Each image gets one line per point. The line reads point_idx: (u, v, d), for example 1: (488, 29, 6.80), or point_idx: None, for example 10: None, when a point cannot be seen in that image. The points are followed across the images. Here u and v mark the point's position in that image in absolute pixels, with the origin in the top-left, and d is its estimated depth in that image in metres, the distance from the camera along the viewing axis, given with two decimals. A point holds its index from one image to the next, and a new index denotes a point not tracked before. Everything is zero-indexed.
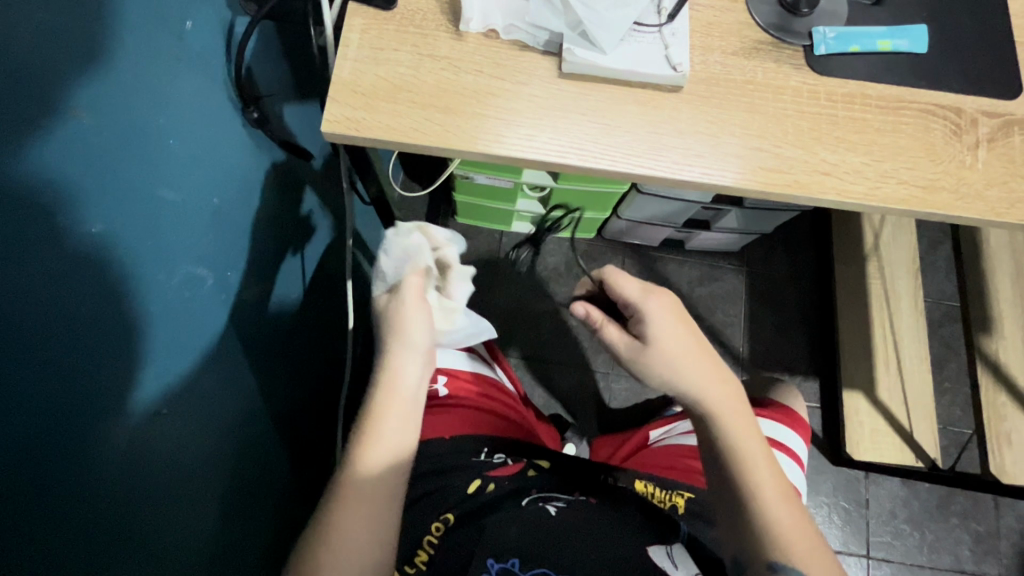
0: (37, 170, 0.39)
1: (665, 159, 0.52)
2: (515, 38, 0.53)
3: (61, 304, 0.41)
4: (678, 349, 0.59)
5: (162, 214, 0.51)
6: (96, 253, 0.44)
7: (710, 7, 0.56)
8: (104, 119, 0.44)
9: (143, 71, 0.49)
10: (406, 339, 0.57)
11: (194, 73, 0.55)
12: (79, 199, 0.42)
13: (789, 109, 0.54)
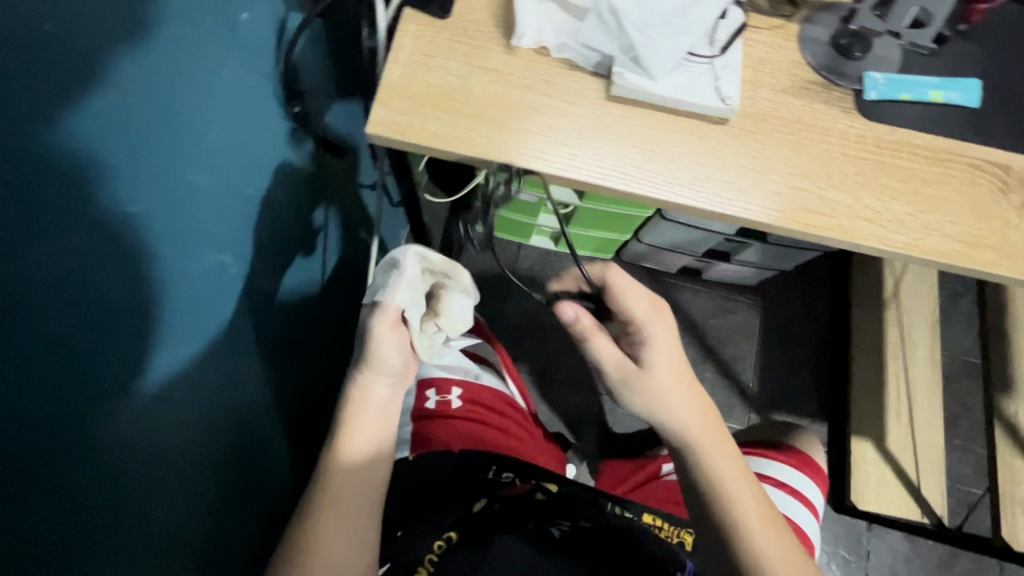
0: (74, 140, 0.39)
1: (706, 191, 0.51)
2: (566, 57, 0.53)
3: (84, 279, 0.41)
4: (667, 385, 0.60)
5: (189, 197, 0.50)
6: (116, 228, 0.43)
7: (762, 42, 0.56)
8: (146, 99, 0.45)
9: (192, 55, 0.49)
10: (375, 362, 0.53)
11: (242, 60, 0.56)
12: (115, 174, 0.42)
13: (835, 151, 0.53)
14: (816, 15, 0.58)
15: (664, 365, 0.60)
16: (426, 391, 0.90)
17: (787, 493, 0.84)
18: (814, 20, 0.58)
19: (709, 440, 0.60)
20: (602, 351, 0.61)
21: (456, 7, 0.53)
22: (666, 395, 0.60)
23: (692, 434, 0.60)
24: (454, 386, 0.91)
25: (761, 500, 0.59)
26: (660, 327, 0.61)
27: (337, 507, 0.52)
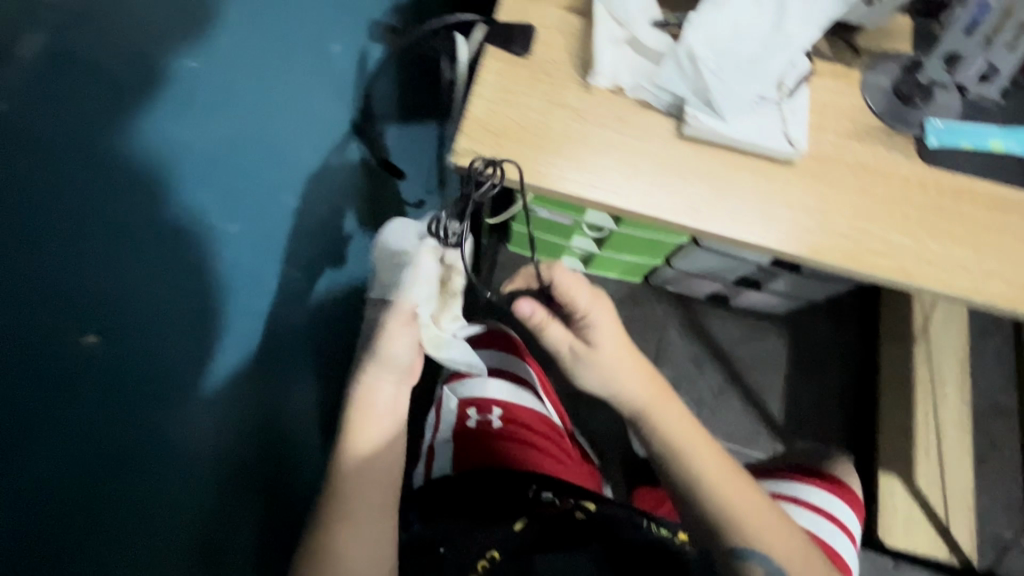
0: (134, 154, 0.43)
1: (772, 229, 0.53)
2: (639, 97, 0.55)
3: (158, 279, 0.43)
4: (620, 361, 0.64)
5: (270, 212, 0.52)
6: (169, 223, 0.45)
7: (827, 88, 0.58)
8: (203, 98, 0.48)
9: (277, 78, 0.54)
10: (383, 359, 0.53)
11: (326, 84, 0.60)
12: (183, 177, 0.46)
13: (898, 195, 0.55)
14: (878, 63, 0.60)
15: (607, 341, 0.64)
16: (467, 410, 0.93)
17: (822, 517, 0.85)
18: (876, 67, 0.60)
19: (669, 414, 0.65)
20: (556, 336, 0.65)
21: (536, 47, 0.56)
22: (622, 372, 0.64)
23: (642, 402, 0.65)
24: (494, 406, 0.93)
25: (734, 470, 0.62)
26: (603, 310, 0.64)
27: (353, 504, 0.52)
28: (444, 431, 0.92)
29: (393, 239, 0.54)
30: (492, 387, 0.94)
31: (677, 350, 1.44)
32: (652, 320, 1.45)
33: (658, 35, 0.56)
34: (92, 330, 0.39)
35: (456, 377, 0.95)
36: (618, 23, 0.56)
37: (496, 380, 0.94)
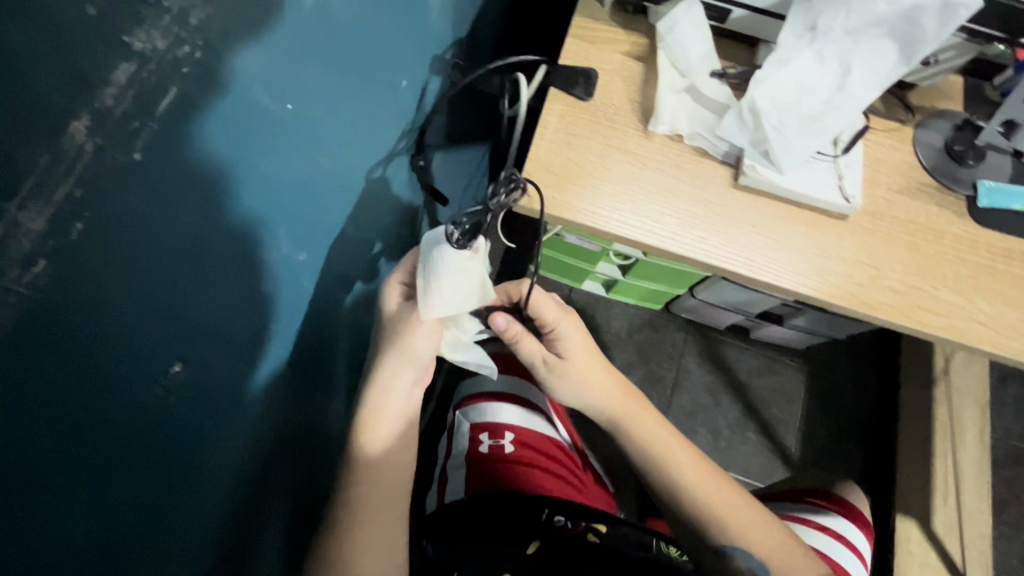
0: (208, 145, 0.31)
1: (825, 281, 0.53)
2: (697, 145, 0.56)
3: (189, 300, 0.32)
4: (592, 374, 0.69)
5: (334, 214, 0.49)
6: (229, 225, 0.35)
7: (880, 144, 0.59)
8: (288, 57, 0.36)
9: (347, 35, 0.42)
10: (404, 354, 0.52)
11: (383, 44, 0.48)
12: (237, 163, 0.34)
13: (950, 253, 0.56)
14: (928, 121, 0.61)
15: (575, 353, 0.68)
16: (479, 435, 0.92)
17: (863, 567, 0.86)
18: (927, 125, 0.61)
19: (642, 423, 0.70)
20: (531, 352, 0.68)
21: (598, 91, 0.57)
22: (598, 387, 0.69)
23: (617, 412, 0.71)
24: (506, 432, 0.92)
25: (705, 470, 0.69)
26: (571, 325, 0.67)
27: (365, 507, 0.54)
28: (456, 456, 0.92)
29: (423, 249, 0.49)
30: (505, 412, 0.94)
31: (695, 380, 1.44)
32: (670, 349, 1.45)
33: (717, 86, 0.58)
34: (178, 359, 0.33)
35: (466, 403, 0.96)
36: (679, 72, 0.58)
37: (509, 405, 0.94)
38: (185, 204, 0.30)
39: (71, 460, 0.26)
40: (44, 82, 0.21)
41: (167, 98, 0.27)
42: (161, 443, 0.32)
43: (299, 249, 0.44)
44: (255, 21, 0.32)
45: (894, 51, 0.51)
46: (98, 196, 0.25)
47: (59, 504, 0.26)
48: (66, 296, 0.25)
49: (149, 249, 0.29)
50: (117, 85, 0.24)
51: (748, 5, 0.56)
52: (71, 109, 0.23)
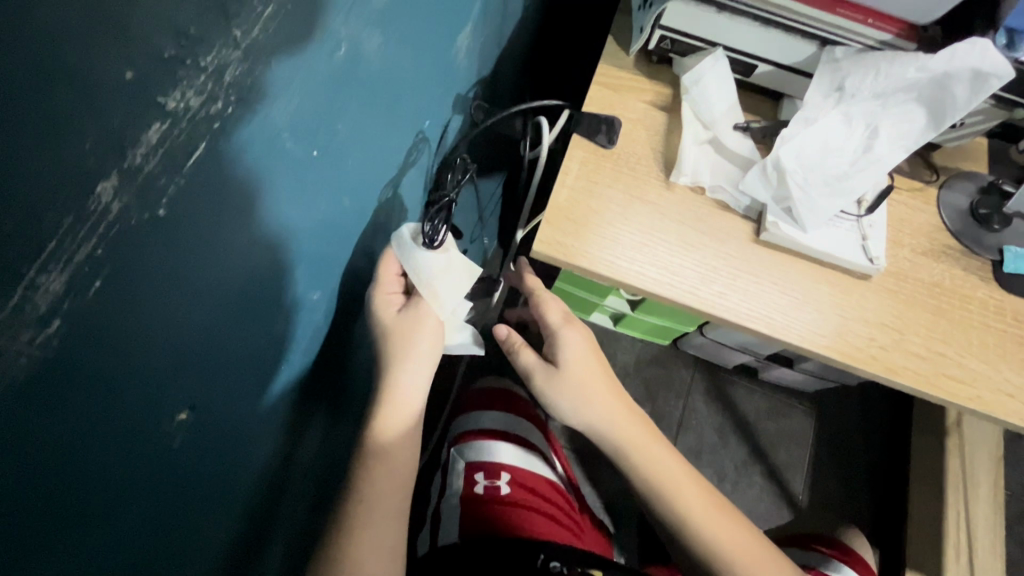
0: (231, 179, 0.30)
1: (845, 343, 0.52)
2: (719, 198, 0.56)
3: (196, 344, 0.33)
4: (591, 388, 0.63)
5: (343, 241, 0.48)
6: (240, 264, 0.35)
7: (904, 204, 0.59)
8: (321, 95, 0.36)
9: (380, 74, 0.42)
10: (409, 348, 0.55)
11: (413, 80, 0.48)
12: (256, 199, 0.33)
13: (975, 318, 0.54)
14: (953, 182, 0.60)
15: (573, 361, 0.63)
16: (474, 475, 0.89)
17: None
18: (952, 186, 0.60)
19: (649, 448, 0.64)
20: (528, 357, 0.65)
21: (620, 139, 0.57)
22: (597, 400, 0.63)
23: (622, 437, 0.64)
24: (502, 471, 0.89)
25: (713, 501, 0.64)
26: (575, 336, 0.64)
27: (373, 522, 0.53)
28: (450, 497, 0.88)
29: (400, 256, 0.55)
30: (501, 451, 0.91)
31: (701, 420, 1.41)
32: (677, 386, 1.43)
33: (740, 139, 0.57)
34: (184, 407, 0.34)
35: (462, 441, 0.94)
36: (703, 124, 0.58)
37: (505, 444, 0.92)
38: (205, 248, 0.31)
39: (56, 512, 0.26)
40: (78, 143, 0.21)
41: (197, 153, 0.27)
42: (164, 481, 0.34)
43: (305, 284, 0.44)
44: (292, 78, 0.32)
45: (922, 115, 0.51)
46: (117, 253, 0.24)
47: (40, 558, 0.26)
48: (95, 364, 0.26)
49: (164, 298, 0.29)
50: (148, 144, 0.24)
51: (774, 61, 0.56)
52: (102, 171, 0.22)
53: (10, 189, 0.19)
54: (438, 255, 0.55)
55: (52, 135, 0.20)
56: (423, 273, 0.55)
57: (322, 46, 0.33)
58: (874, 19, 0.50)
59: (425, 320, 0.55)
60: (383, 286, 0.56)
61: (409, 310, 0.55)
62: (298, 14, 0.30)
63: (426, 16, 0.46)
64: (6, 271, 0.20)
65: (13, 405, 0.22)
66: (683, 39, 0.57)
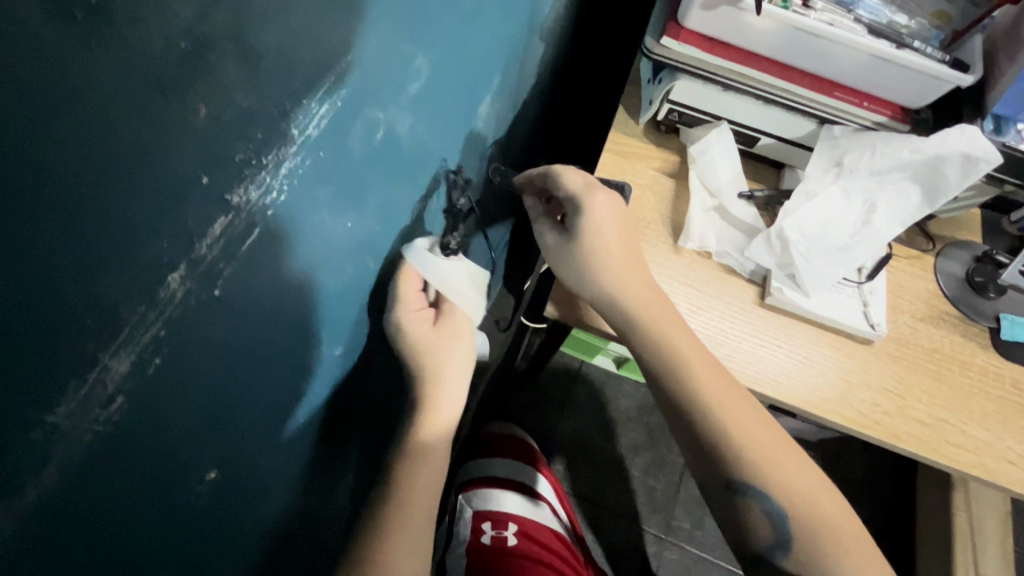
0: (274, 251, 0.32)
1: (851, 407, 0.53)
2: (725, 262, 0.58)
3: (230, 406, 0.35)
4: (608, 256, 0.53)
5: (364, 298, 0.50)
6: (275, 329, 0.36)
7: (902, 270, 0.61)
8: (361, 166, 0.38)
9: (411, 144, 0.45)
10: (440, 368, 0.54)
11: (437, 148, 0.51)
12: (293, 268, 0.35)
13: (976, 386, 0.56)
14: (949, 250, 0.63)
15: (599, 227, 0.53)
16: (482, 524, 0.90)
17: None
18: (948, 254, 0.63)
19: (661, 318, 0.53)
20: (543, 226, 0.57)
21: (630, 204, 0.60)
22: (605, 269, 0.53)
23: (654, 330, 0.52)
24: (509, 521, 0.90)
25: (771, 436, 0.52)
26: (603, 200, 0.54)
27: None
28: (456, 547, 0.88)
29: (426, 270, 0.54)
30: (508, 501, 0.92)
31: None
32: None
33: (745, 207, 0.60)
34: (213, 467, 0.35)
35: (469, 489, 0.94)
36: (709, 192, 0.61)
37: (514, 494, 0.93)
38: (249, 316, 0.33)
39: None
40: (158, 243, 0.23)
41: (250, 238, 0.29)
42: (188, 542, 0.35)
43: (329, 342, 0.46)
44: (334, 160, 0.34)
45: (917, 192, 0.54)
46: (176, 333, 0.26)
47: None
48: (144, 433, 0.27)
49: (209, 367, 0.31)
50: (212, 236, 0.26)
51: (775, 135, 0.60)
52: (172, 264, 0.24)
53: (97, 291, 0.21)
54: (453, 265, 0.56)
55: (134, 239, 0.22)
56: (446, 282, 0.56)
57: (364, 129, 0.36)
58: (869, 103, 0.54)
59: (456, 332, 0.55)
60: (409, 304, 0.53)
61: (439, 322, 0.55)
62: (347, 108, 0.33)
63: (452, 91, 0.49)
64: (85, 361, 0.22)
65: (74, 477, 0.24)
66: (689, 113, 0.61)
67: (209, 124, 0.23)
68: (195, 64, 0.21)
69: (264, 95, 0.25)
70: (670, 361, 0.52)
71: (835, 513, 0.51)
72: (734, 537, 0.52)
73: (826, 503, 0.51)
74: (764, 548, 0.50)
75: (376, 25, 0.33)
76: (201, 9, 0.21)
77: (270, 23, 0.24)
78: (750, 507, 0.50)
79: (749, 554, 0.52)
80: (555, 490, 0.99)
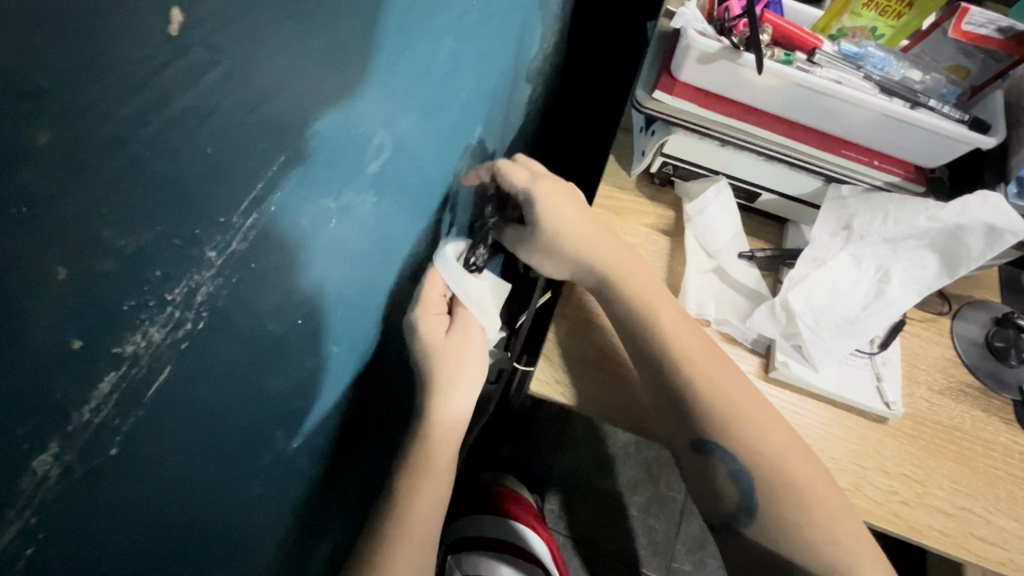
0: (199, 380, 0.27)
1: (869, 495, 0.48)
2: (724, 330, 0.53)
3: (162, 554, 0.29)
4: (574, 228, 0.53)
5: (333, 386, 0.44)
6: (215, 455, 0.31)
7: (916, 335, 0.56)
8: (314, 258, 0.34)
9: (377, 219, 0.41)
10: (453, 374, 0.53)
11: (410, 213, 0.47)
12: (232, 385, 0.30)
13: (1001, 469, 0.51)
14: (965, 312, 0.58)
15: (556, 202, 0.52)
16: None
17: None
18: (964, 316, 0.58)
19: (631, 278, 0.52)
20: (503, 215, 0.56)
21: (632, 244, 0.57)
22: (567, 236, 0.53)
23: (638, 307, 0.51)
24: None
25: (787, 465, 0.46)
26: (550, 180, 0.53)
27: None
28: None
29: (449, 279, 0.54)
30: (503, 568, 0.88)
31: None
32: None
33: (746, 269, 0.56)
34: None
35: (461, 549, 0.90)
36: (706, 253, 0.56)
37: (506, 560, 0.89)
38: (177, 452, 0.27)
39: None
40: (11, 433, 0.18)
41: (159, 382, 0.24)
42: None
43: (303, 437, 0.42)
44: (274, 263, 0.29)
45: (935, 262, 0.50)
46: (59, 514, 0.21)
47: None
48: None
49: (122, 528, 0.25)
50: (98, 399, 0.21)
51: (779, 191, 0.55)
52: (38, 446, 0.19)
53: None
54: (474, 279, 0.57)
55: None
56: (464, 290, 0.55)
57: (315, 223, 0.32)
58: (880, 161, 0.50)
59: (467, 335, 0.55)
60: (428, 309, 0.53)
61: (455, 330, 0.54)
62: (288, 209, 0.28)
63: (425, 156, 0.45)
64: None
65: None
66: (685, 166, 0.57)
67: (76, 285, 0.18)
68: (44, 228, 0.16)
69: (160, 229, 0.20)
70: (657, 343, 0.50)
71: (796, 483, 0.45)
72: (701, 497, 0.50)
73: (782, 464, 0.46)
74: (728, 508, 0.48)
75: (324, 115, 0.28)
76: (52, 163, 0.16)
77: (166, 151, 0.19)
78: (716, 467, 0.48)
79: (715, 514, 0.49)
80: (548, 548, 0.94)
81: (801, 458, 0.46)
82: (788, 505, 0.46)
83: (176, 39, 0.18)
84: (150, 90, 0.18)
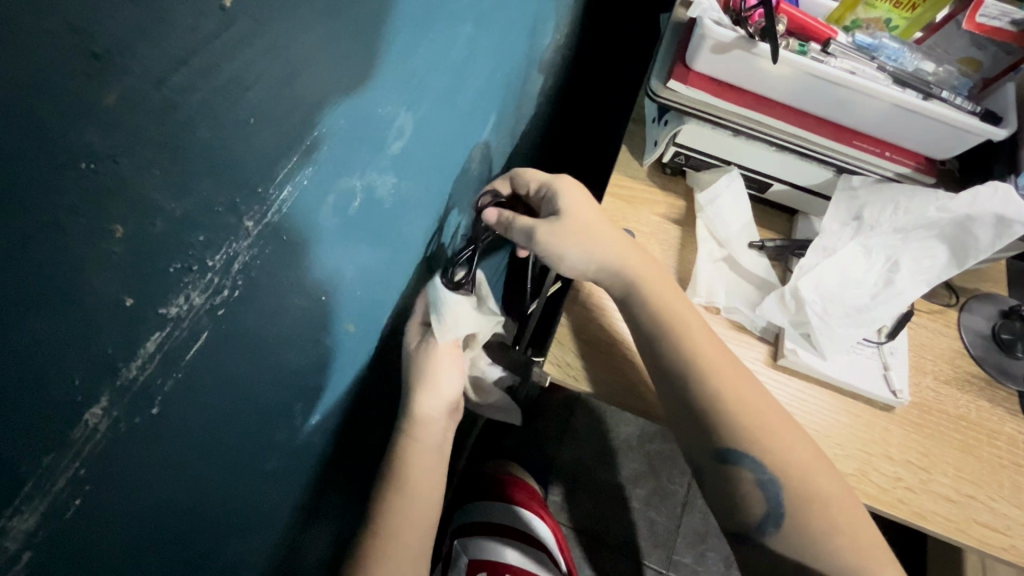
0: (231, 349, 0.28)
1: (874, 481, 0.49)
2: (734, 318, 0.54)
3: (194, 512, 0.30)
4: (598, 229, 0.52)
5: (351, 364, 0.45)
6: (242, 423, 0.32)
7: (923, 327, 0.57)
8: (340, 234, 0.35)
9: (397, 200, 0.42)
10: (431, 377, 0.51)
11: (427, 198, 0.48)
12: (261, 354, 0.31)
13: (1004, 458, 0.51)
14: (972, 305, 0.59)
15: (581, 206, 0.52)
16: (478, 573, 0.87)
17: None
18: (971, 308, 0.59)
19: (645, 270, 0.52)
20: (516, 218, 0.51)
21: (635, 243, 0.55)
22: (573, 216, 0.51)
23: (651, 293, 0.51)
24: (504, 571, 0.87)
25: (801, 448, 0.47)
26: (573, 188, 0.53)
27: None
28: None
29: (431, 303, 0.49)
30: (510, 552, 0.89)
31: None
32: None
33: (756, 258, 0.56)
34: None
35: (467, 534, 0.91)
36: (717, 242, 0.57)
37: (512, 544, 0.91)
38: (210, 415, 0.28)
39: None
40: (67, 381, 0.19)
41: (197, 345, 0.25)
42: None
43: (322, 415, 0.43)
44: (301, 238, 0.30)
45: (944, 253, 0.51)
46: (104, 466, 0.22)
47: None
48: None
49: (158, 487, 0.26)
50: (144, 356, 0.22)
51: (790, 182, 0.56)
52: (92, 398, 0.20)
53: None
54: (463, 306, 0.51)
55: (33, 387, 0.18)
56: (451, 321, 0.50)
57: (341, 200, 0.33)
58: (891, 153, 0.51)
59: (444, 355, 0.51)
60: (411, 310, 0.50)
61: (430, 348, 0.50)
62: (318, 184, 0.29)
63: (442, 140, 0.46)
64: None
65: None
66: (697, 156, 0.57)
67: (130, 243, 0.19)
68: (108, 184, 0.17)
69: (204, 195, 0.21)
70: (675, 326, 0.50)
71: (805, 465, 0.46)
72: (711, 490, 0.48)
73: (792, 447, 0.46)
74: (748, 519, 0.46)
75: (351, 92, 0.29)
76: (114, 123, 0.16)
77: (212, 117, 0.20)
78: (742, 476, 0.46)
79: (737, 526, 0.47)
80: (554, 535, 0.95)
81: (811, 447, 0.47)
82: (802, 497, 0.45)
83: (227, 10, 0.19)
84: (199, 60, 0.18)
